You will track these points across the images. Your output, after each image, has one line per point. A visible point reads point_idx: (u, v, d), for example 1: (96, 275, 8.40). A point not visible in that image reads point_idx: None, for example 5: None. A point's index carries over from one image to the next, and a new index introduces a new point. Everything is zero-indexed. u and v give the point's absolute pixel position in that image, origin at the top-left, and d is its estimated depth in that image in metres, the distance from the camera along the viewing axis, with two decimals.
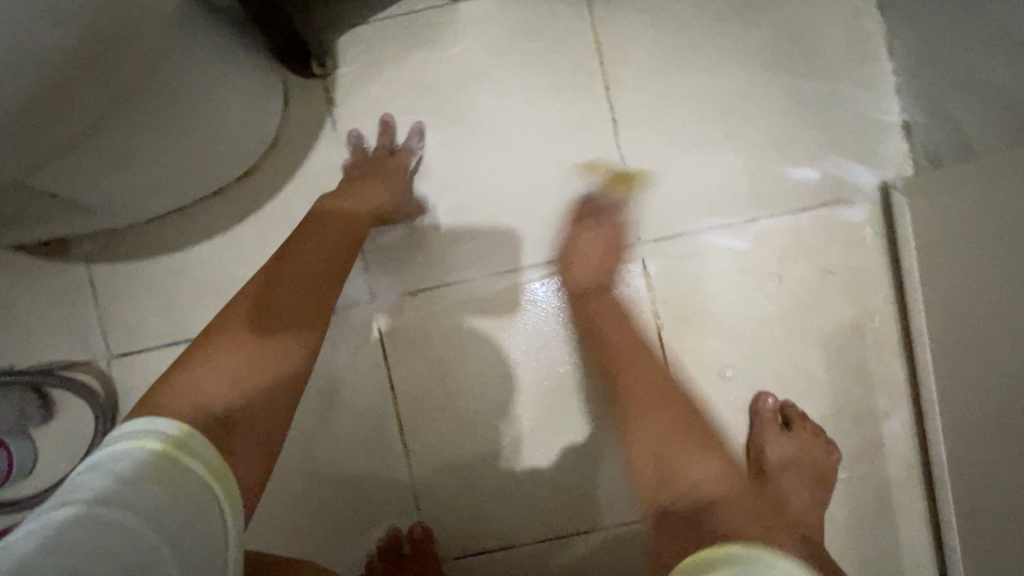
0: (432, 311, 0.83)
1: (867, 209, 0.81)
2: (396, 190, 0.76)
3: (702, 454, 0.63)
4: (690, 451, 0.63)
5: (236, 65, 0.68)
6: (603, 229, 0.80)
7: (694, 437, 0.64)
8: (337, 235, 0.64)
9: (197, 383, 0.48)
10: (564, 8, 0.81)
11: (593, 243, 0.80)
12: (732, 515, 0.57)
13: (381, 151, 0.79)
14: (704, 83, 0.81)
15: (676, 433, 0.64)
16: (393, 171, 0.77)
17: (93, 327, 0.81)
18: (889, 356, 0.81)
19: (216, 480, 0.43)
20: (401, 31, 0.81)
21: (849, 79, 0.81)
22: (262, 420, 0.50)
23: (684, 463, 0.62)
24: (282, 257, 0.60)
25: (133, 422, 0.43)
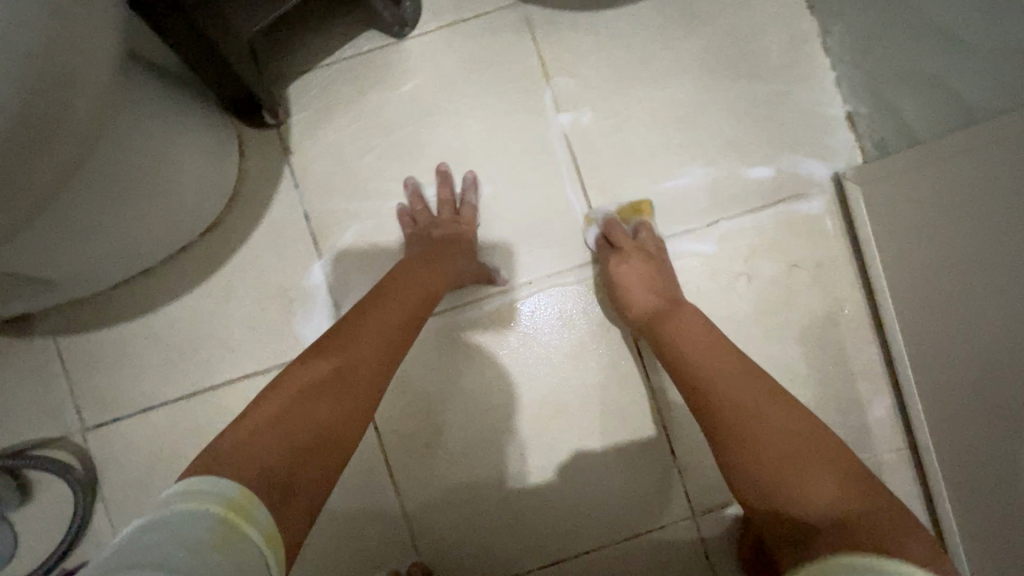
0: (440, 346, 0.83)
1: (824, 201, 0.82)
2: (467, 251, 0.77)
3: (830, 475, 0.49)
4: (792, 470, 0.50)
5: (186, 126, 0.68)
6: (638, 257, 0.75)
7: (811, 447, 0.51)
8: (411, 293, 0.67)
9: (260, 448, 0.49)
10: (509, 35, 0.82)
11: (639, 277, 0.74)
12: (877, 531, 0.43)
13: (445, 209, 0.80)
14: (653, 95, 0.83)
15: (771, 463, 0.51)
16: (465, 236, 0.78)
17: (66, 401, 0.79)
18: (864, 342, 0.82)
19: (270, 549, 0.43)
20: (349, 75, 0.82)
21: (793, 77, 0.83)
22: (312, 490, 0.50)
23: (805, 487, 0.49)
24: (360, 316, 0.62)
25: (200, 483, 0.43)
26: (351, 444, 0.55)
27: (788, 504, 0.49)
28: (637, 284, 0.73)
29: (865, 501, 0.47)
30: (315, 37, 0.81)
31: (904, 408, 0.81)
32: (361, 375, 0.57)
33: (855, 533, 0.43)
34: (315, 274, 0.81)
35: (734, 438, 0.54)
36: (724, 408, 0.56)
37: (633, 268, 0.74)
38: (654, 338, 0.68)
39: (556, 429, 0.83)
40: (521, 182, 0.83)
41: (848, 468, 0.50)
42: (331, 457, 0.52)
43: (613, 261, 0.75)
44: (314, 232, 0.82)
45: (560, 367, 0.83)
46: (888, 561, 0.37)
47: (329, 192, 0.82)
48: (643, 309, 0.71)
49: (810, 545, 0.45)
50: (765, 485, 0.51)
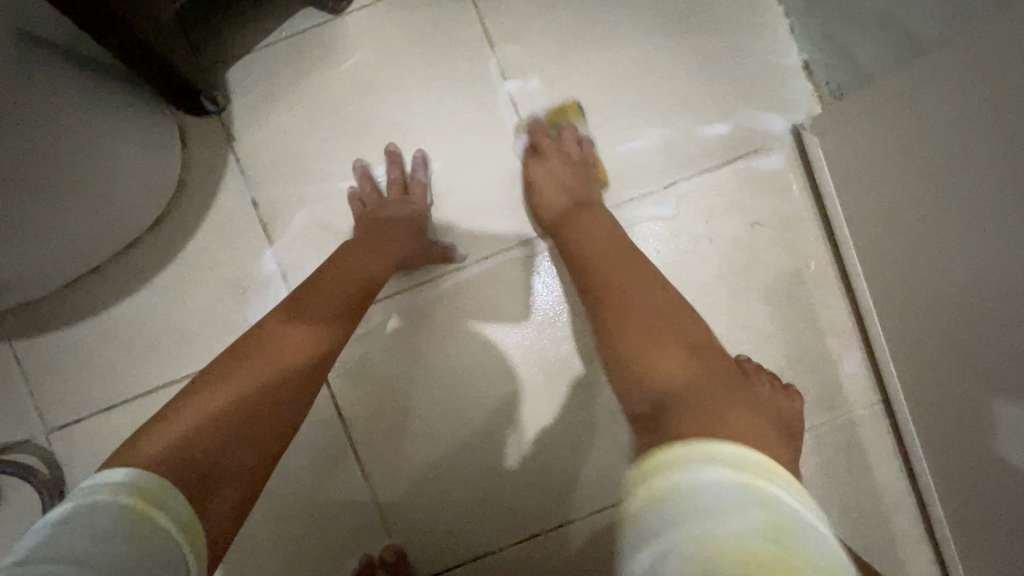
0: (402, 327, 0.82)
1: (783, 154, 0.80)
2: (417, 229, 0.75)
3: (678, 353, 0.51)
4: (654, 351, 0.51)
5: (119, 118, 0.67)
6: (553, 157, 0.76)
7: (679, 335, 0.53)
8: (351, 280, 0.64)
9: (181, 437, 0.47)
10: (449, 4, 0.80)
11: (555, 173, 0.75)
12: (705, 404, 0.46)
13: (394, 188, 0.78)
14: (601, 56, 0.80)
15: (644, 337, 0.53)
16: (415, 214, 0.76)
17: (27, 404, 0.79)
18: (832, 297, 0.80)
19: (188, 535, 0.42)
20: (288, 56, 0.79)
21: (745, 28, 0.80)
22: (236, 477, 0.48)
23: (656, 367, 0.50)
24: (297, 303, 0.60)
25: (112, 473, 0.42)
26: (281, 440, 0.53)
27: (645, 369, 0.51)
28: (561, 175, 0.75)
29: (709, 379, 0.49)
30: (250, 18, 0.79)
31: (875, 362, 0.79)
32: (291, 369, 0.54)
33: (697, 413, 0.45)
34: (268, 261, 0.80)
35: (612, 329, 0.55)
36: (610, 288, 0.58)
37: (545, 168, 0.76)
38: (567, 227, 0.69)
39: (523, 405, 0.82)
40: (472, 155, 0.81)
41: (711, 365, 0.51)
42: (258, 452, 0.50)
43: (532, 161, 0.77)
44: (264, 219, 0.80)
45: (523, 342, 0.82)
46: (773, 468, 0.40)
47: (277, 177, 0.80)
48: (552, 208, 0.73)
49: (660, 419, 0.47)
50: (620, 358, 0.53)
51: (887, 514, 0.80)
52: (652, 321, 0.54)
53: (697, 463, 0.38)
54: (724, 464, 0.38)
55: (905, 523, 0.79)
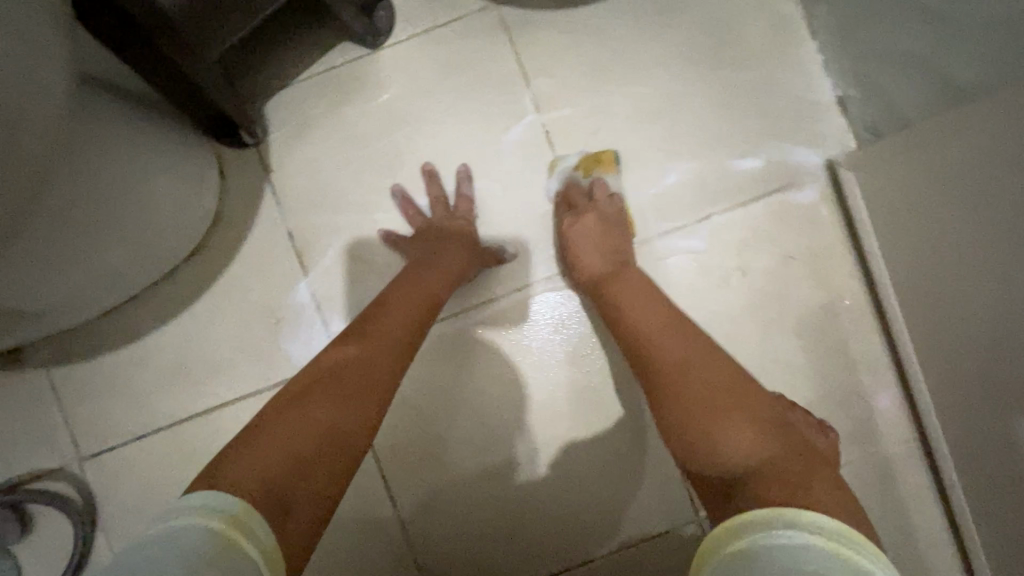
0: (445, 352, 0.82)
1: (817, 190, 0.80)
2: (469, 246, 0.77)
3: (744, 419, 0.50)
4: (717, 417, 0.50)
5: (160, 152, 0.68)
6: (588, 214, 0.74)
7: (744, 407, 0.51)
8: (411, 304, 0.66)
9: (257, 457, 0.48)
10: (484, 39, 0.81)
11: (588, 233, 0.73)
12: (782, 479, 0.44)
13: (437, 206, 0.79)
14: (634, 91, 0.81)
15: (704, 409, 0.51)
16: (463, 229, 0.78)
17: (61, 432, 0.79)
18: (866, 333, 0.80)
19: (269, 565, 0.42)
20: (325, 89, 0.81)
21: (778, 64, 0.80)
22: (314, 493, 0.49)
23: (721, 441, 0.49)
24: (362, 326, 0.63)
25: (199, 497, 0.43)
26: (351, 461, 0.53)
27: (709, 445, 0.49)
28: (585, 240, 0.72)
29: (793, 458, 0.47)
30: (287, 52, 0.80)
31: (911, 399, 0.78)
32: (357, 392, 0.55)
33: (782, 486, 0.43)
34: (301, 291, 0.81)
35: (663, 385, 0.55)
36: (664, 370, 0.55)
37: (583, 224, 0.73)
38: (603, 297, 0.68)
39: (554, 437, 0.81)
40: (505, 189, 0.81)
41: (777, 437, 0.49)
42: (332, 473, 0.51)
43: (569, 218, 0.75)
44: (298, 250, 0.81)
45: (554, 373, 0.82)
46: (854, 539, 0.37)
47: (312, 209, 0.81)
48: (589, 272, 0.70)
49: (735, 493, 0.45)
50: (683, 425, 0.51)
51: (924, 554, 0.78)
52: (694, 386, 0.53)
53: (786, 528, 0.37)
54: (814, 532, 0.37)
55: (941, 562, 0.78)
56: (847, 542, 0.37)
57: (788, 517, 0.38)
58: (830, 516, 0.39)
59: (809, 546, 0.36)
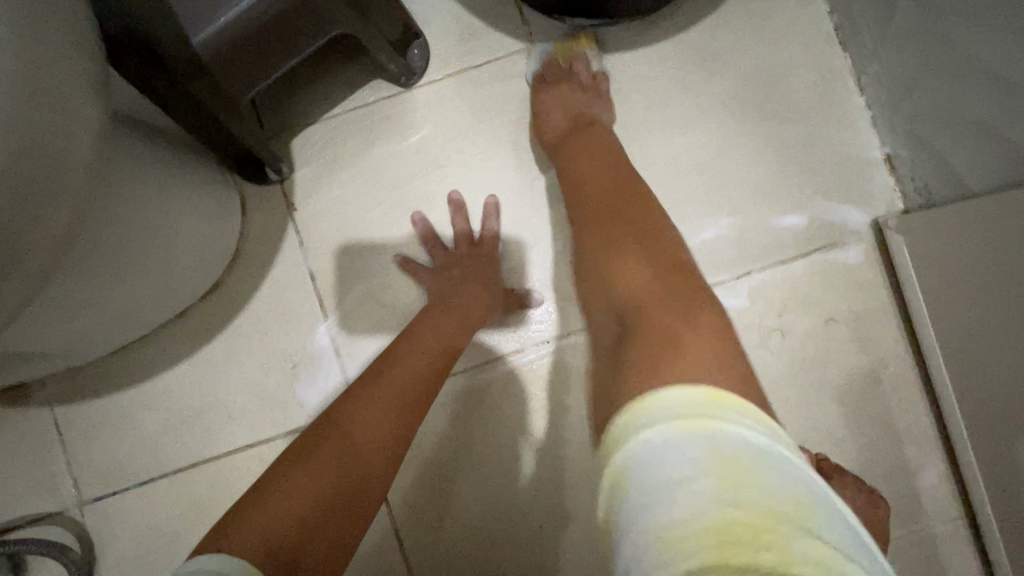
0: (466, 397, 0.78)
1: (862, 250, 0.76)
2: (492, 285, 0.74)
3: (642, 261, 0.51)
4: (620, 232, 0.55)
5: (185, 191, 0.65)
6: (563, 84, 0.74)
7: (647, 249, 0.52)
8: (425, 348, 0.62)
9: (265, 512, 0.46)
10: (520, 81, 0.78)
11: (558, 99, 0.73)
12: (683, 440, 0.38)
13: (462, 240, 0.77)
14: (674, 140, 0.78)
15: (611, 234, 0.55)
16: (486, 265, 0.75)
17: (63, 474, 0.76)
18: (911, 401, 0.76)
19: None
20: (355, 127, 0.78)
21: (825, 118, 0.77)
22: (322, 555, 0.46)
23: (618, 274, 0.51)
24: (381, 369, 0.60)
25: (206, 562, 0.40)
26: (357, 523, 0.49)
27: (612, 281, 0.51)
28: (559, 107, 0.73)
29: (677, 299, 0.48)
30: (317, 88, 0.78)
31: (960, 475, 0.74)
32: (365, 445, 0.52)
33: (645, 335, 0.45)
34: (320, 334, 0.77)
35: (591, 221, 0.57)
36: (599, 200, 0.59)
37: (556, 94, 0.74)
38: (564, 150, 0.69)
39: (578, 497, 0.77)
40: (537, 234, 0.78)
41: (674, 277, 0.50)
42: (339, 532, 0.48)
43: (542, 89, 0.75)
44: (318, 291, 0.78)
45: (580, 427, 0.78)
46: (720, 398, 0.37)
47: (335, 248, 0.78)
48: (551, 129, 0.72)
49: (624, 330, 0.48)
50: (608, 258, 0.53)
51: None
52: (615, 221, 0.56)
53: (662, 419, 0.36)
54: (661, 417, 0.36)
55: None
56: (703, 412, 0.36)
57: (641, 408, 0.37)
58: (701, 385, 0.37)
59: (665, 437, 0.35)
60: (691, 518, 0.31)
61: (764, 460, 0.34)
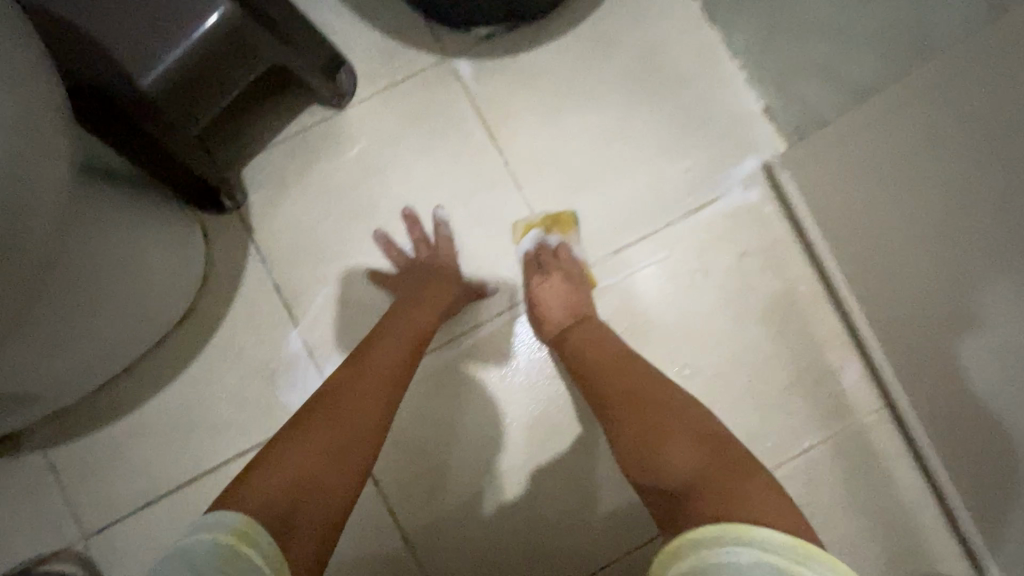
0: (437, 378, 0.85)
1: (758, 190, 0.88)
2: (451, 281, 0.82)
3: (687, 441, 0.54)
4: (652, 440, 0.56)
5: (153, 226, 0.72)
6: (556, 276, 0.81)
7: (681, 424, 0.56)
8: (400, 335, 0.71)
9: (269, 476, 0.52)
10: (440, 89, 0.88)
11: (558, 291, 0.80)
12: (749, 497, 0.48)
13: (421, 246, 0.84)
14: (584, 121, 0.88)
15: (636, 425, 0.58)
16: (446, 265, 0.83)
17: (64, 511, 0.79)
18: (824, 314, 0.86)
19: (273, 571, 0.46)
20: (298, 150, 0.86)
21: (707, 84, 0.89)
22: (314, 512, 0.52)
23: (662, 459, 0.54)
24: (360, 356, 0.67)
25: (207, 516, 0.47)
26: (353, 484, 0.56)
27: (654, 459, 0.55)
28: (553, 296, 0.80)
29: (719, 468, 0.52)
30: (258, 120, 0.85)
31: (874, 369, 0.84)
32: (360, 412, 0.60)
33: (719, 498, 0.48)
34: (293, 341, 0.84)
35: (613, 423, 0.61)
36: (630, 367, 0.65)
37: (550, 288, 0.80)
38: (567, 344, 0.75)
39: (551, 452, 0.85)
40: (476, 220, 0.87)
41: (711, 450, 0.54)
42: (338, 491, 0.54)
43: (537, 280, 0.82)
44: (285, 302, 0.84)
45: (543, 388, 0.85)
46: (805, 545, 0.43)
47: (296, 261, 0.85)
48: (556, 319, 0.78)
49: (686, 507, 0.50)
50: (632, 427, 0.58)
51: (909, 515, 0.83)
52: (643, 416, 0.58)
53: (739, 551, 0.43)
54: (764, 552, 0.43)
55: (927, 521, 0.83)
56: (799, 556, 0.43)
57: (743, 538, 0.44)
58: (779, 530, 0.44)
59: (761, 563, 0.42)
60: None
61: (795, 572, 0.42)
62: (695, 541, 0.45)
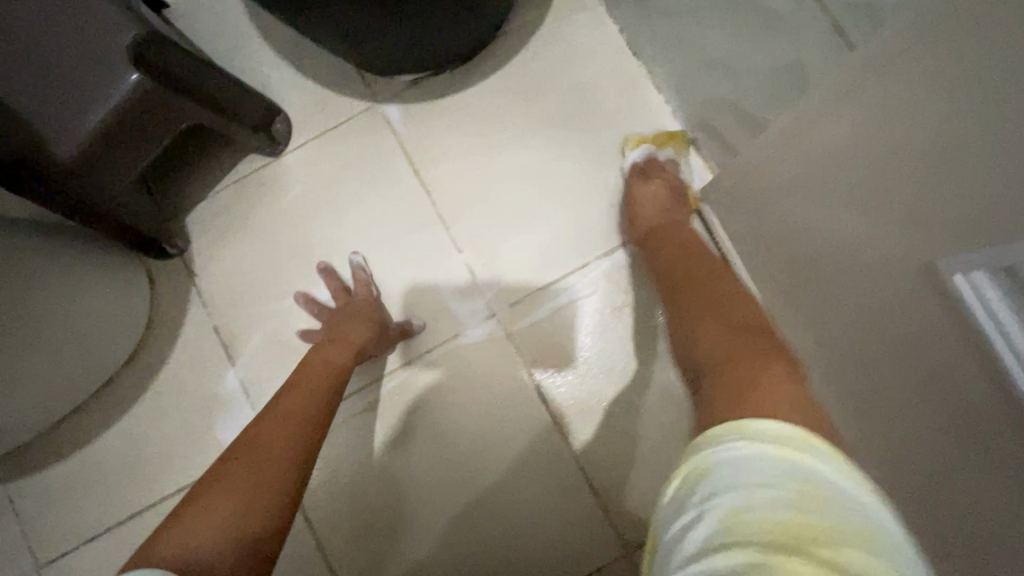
0: (366, 416, 0.88)
1: (685, 223, 0.87)
2: (368, 316, 0.83)
3: (773, 367, 0.47)
4: (744, 346, 0.52)
5: (88, 274, 0.76)
6: (658, 179, 0.83)
7: (755, 326, 0.55)
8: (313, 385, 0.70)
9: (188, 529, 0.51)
10: (370, 133, 0.91)
11: (652, 199, 0.83)
12: (766, 390, 0.43)
13: (338, 295, 0.86)
14: (510, 159, 0.90)
15: (737, 304, 0.60)
16: (360, 306, 0.84)
17: (20, 543, 0.85)
18: None
19: None
20: (236, 196, 0.90)
21: (633, 118, 0.89)
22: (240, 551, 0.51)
23: (720, 335, 0.55)
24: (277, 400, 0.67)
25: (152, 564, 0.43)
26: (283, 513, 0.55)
27: (720, 332, 0.55)
28: (648, 205, 0.83)
29: (770, 361, 0.48)
30: (200, 170, 0.90)
31: None
32: (267, 469, 0.57)
33: (738, 387, 0.45)
34: (231, 380, 0.87)
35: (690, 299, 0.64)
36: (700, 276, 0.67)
37: (651, 189, 0.83)
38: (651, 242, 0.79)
39: (479, 489, 0.86)
40: (407, 259, 0.90)
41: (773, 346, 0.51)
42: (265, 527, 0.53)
43: (639, 184, 0.84)
44: (224, 343, 0.88)
45: (472, 425, 0.87)
46: (808, 439, 0.38)
47: (234, 303, 0.89)
48: (642, 222, 0.82)
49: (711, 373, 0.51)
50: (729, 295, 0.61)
51: None
52: (720, 319, 0.58)
53: (735, 442, 0.38)
54: (762, 441, 0.38)
55: None
56: (803, 446, 0.37)
57: (781, 456, 0.37)
58: (784, 421, 0.39)
59: (766, 455, 0.37)
60: (773, 510, 0.34)
61: (844, 499, 0.35)
62: (714, 436, 0.40)
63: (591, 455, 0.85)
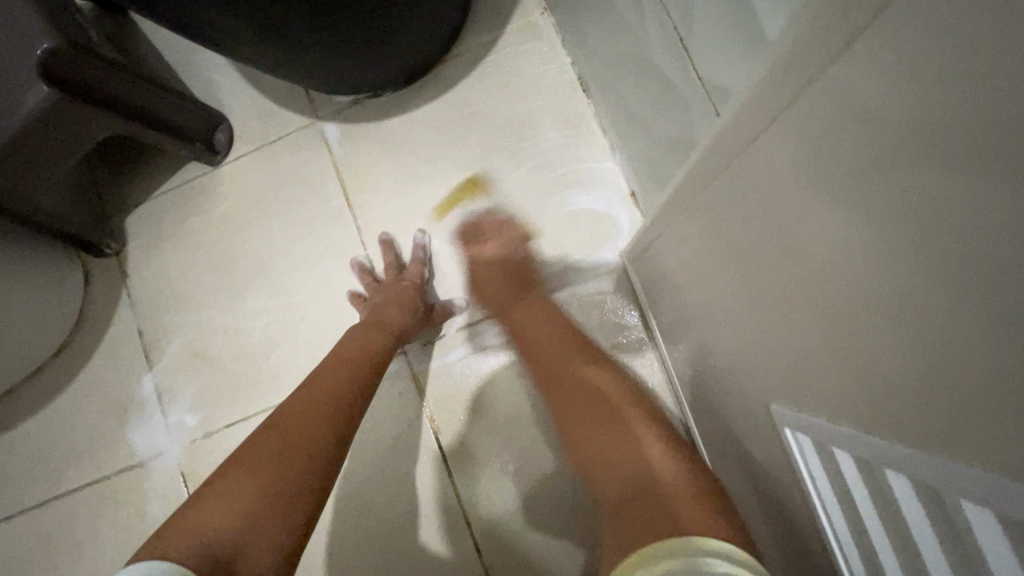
0: None
1: (612, 280, 0.81)
2: (412, 300, 0.79)
3: (629, 443, 0.58)
4: (614, 443, 0.59)
5: (22, 271, 0.76)
6: (487, 241, 0.83)
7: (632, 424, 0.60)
8: (357, 369, 0.66)
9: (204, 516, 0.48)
10: (307, 152, 0.89)
11: (485, 257, 0.82)
12: (663, 509, 0.48)
13: (390, 273, 0.83)
14: (443, 191, 0.86)
15: (610, 420, 0.62)
16: (413, 289, 0.80)
17: None
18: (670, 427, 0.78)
19: None
20: (173, 203, 0.91)
21: (572, 161, 0.84)
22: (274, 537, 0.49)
23: (623, 464, 0.56)
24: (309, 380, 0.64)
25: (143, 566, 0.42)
26: (313, 495, 0.53)
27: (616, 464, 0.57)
28: (485, 266, 0.82)
29: (681, 477, 0.52)
30: (145, 173, 0.92)
31: None
32: (291, 466, 0.53)
33: (660, 512, 0.48)
34: (146, 383, 0.89)
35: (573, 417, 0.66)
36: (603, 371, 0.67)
37: (482, 254, 0.83)
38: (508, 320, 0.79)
39: (359, 532, 0.81)
40: (328, 283, 0.87)
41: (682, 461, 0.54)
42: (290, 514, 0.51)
43: (470, 248, 0.84)
44: (145, 347, 0.89)
45: (361, 463, 0.82)
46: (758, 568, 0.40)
47: (160, 309, 0.90)
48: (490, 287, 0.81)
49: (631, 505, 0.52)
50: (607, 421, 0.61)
51: None
52: (602, 405, 0.63)
53: (697, 554, 0.40)
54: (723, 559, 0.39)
55: None
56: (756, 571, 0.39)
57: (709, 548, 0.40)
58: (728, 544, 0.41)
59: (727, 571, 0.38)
60: None
61: None
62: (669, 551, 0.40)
63: (481, 516, 0.79)
